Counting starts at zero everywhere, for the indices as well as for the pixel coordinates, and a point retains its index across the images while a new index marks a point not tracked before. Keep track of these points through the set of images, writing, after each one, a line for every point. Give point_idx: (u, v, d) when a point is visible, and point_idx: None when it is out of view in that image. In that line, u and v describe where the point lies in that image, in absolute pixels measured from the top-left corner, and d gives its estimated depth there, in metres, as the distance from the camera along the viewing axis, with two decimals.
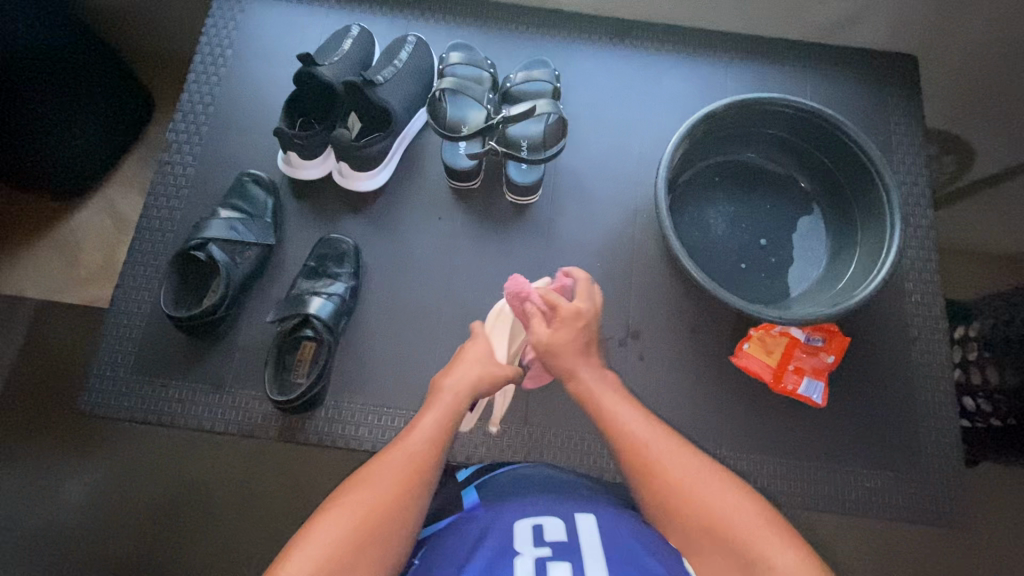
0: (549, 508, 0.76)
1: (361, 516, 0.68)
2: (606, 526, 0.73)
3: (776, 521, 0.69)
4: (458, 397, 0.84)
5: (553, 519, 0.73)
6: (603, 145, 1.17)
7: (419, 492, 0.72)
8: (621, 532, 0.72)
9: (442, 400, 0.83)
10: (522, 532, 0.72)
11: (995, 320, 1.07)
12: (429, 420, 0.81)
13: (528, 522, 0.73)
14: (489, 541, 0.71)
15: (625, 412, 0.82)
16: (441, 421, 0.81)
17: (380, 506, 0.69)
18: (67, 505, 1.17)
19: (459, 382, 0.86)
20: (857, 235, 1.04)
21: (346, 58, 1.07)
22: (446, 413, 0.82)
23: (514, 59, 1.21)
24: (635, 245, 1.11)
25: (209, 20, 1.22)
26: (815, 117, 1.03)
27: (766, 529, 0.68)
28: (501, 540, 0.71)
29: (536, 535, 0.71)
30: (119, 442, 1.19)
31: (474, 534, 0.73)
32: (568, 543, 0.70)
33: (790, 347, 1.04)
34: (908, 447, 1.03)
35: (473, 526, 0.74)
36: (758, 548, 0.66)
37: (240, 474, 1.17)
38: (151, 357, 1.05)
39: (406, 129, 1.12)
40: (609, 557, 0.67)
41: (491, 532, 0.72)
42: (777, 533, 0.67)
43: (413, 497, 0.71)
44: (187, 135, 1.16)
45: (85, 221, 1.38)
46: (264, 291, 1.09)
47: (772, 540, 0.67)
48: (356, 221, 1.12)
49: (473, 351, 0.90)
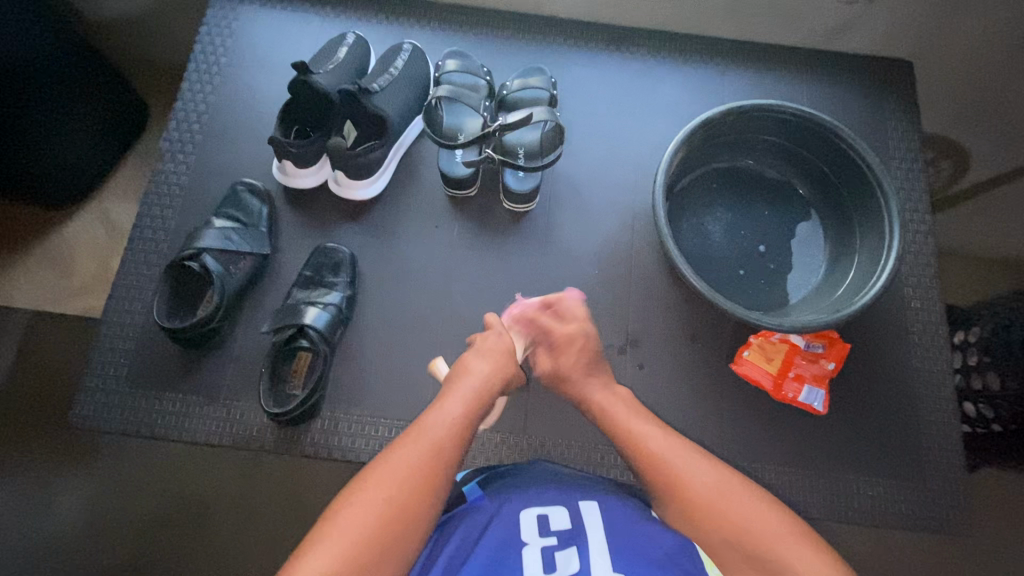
0: (554, 499, 0.75)
1: (385, 508, 0.66)
2: (612, 518, 0.73)
3: (808, 537, 0.65)
4: (480, 388, 0.83)
5: (558, 513, 0.73)
6: (600, 152, 1.16)
7: (442, 485, 0.70)
8: (627, 523, 0.73)
9: (466, 388, 0.82)
10: (530, 527, 0.72)
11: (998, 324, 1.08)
12: (450, 407, 0.79)
13: (534, 515, 0.73)
14: (495, 532, 0.71)
15: (645, 428, 0.79)
16: (467, 408, 0.80)
17: (405, 498, 0.67)
18: (59, 518, 1.15)
19: (481, 373, 0.85)
20: (856, 242, 1.03)
21: (341, 66, 1.07)
22: (471, 399, 0.81)
23: (511, 66, 1.20)
24: (634, 253, 1.10)
25: (203, 28, 1.21)
26: (812, 123, 1.02)
27: (799, 546, 0.64)
28: (509, 535, 0.71)
29: (542, 525, 0.72)
30: (112, 456, 1.17)
31: (480, 529, 0.73)
32: (574, 539, 0.70)
33: (790, 355, 1.04)
34: (911, 453, 1.02)
35: (480, 522, 0.73)
36: (791, 565, 0.63)
37: (237, 485, 1.15)
38: (144, 369, 1.04)
39: (402, 137, 1.11)
40: (615, 549, 0.69)
41: (497, 528, 0.72)
42: (808, 550, 0.64)
43: (437, 491, 0.70)
44: (181, 143, 1.15)
45: (78, 230, 1.37)
46: (258, 301, 1.08)
47: (805, 558, 0.63)
48: (351, 230, 1.11)
49: (493, 344, 0.90)
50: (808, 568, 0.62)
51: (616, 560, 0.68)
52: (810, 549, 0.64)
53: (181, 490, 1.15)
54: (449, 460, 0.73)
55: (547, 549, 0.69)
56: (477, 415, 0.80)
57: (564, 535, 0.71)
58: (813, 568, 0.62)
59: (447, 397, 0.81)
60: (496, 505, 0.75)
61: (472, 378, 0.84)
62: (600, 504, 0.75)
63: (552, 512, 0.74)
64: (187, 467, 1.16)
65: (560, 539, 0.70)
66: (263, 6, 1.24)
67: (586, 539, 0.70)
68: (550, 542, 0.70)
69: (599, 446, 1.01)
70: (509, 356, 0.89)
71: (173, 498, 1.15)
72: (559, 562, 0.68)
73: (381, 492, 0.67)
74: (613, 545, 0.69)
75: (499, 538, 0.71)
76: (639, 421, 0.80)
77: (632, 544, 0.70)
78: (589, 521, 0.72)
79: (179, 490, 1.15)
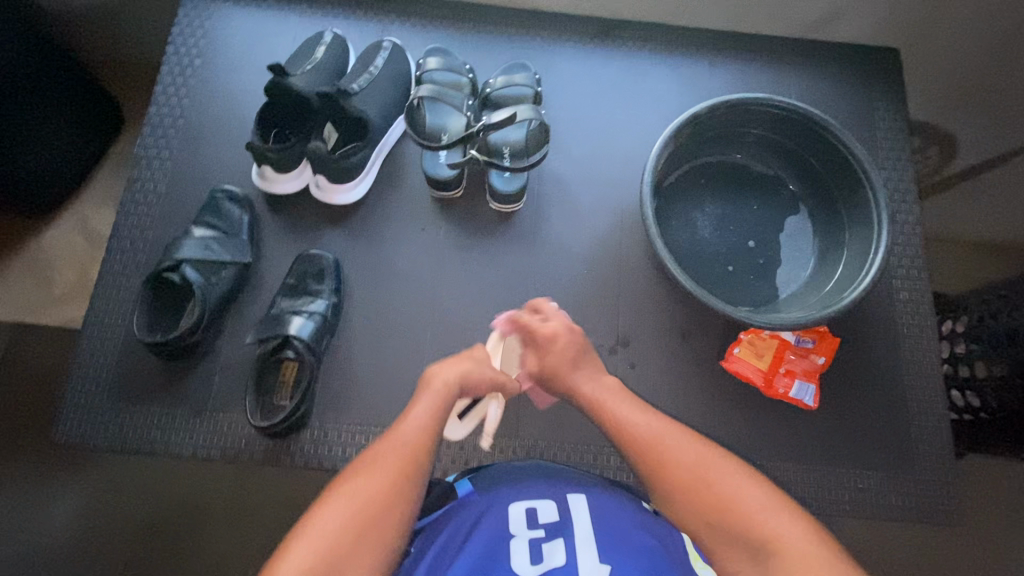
0: (543, 491, 0.74)
1: (351, 519, 0.64)
2: (600, 510, 0.71)
3: (786, 504, 0.66)
4: (449, 389, 0.81)
5: (547, 505, 0.72)
6: (588, 149, 1.14)
7: (411, 491, 0.69)
8: (616, 515, 0.71)
9: (435, 390, 0.80)
10: (517, 520, 0.70)
11: (988, 316, 1.06)
12: (420, 411, 0.78)
13: (522, 508, 0.72)
14: (485, 526, 0.70)
15: (633, 413, 0.78)
16: (435, 412, 0.78)
17: (376, 504, 0.66)
18: (46, 536, 1.12)
19: (444, 377, 0.82)
20: (845, 235, 1.03)
21: (320, 66, 1.04)
22: (439, 403, 0.79)
23: (494, 62, 1.18)
24: (623, 250, 1.09)
25: (175, 28, 1.18)
26: (800, 116, 1.01)
27: (778, 511, 0.65)
28: (497, 529, 0.69)
29: (530, 518, 0.71)
30: (98, 472, 1.14)
31: (470, 522, 0.71)
32: (562, 530, 0.69)
33: (781, 350, 1.03)
34: (902, 445, 1.02)
35: (470, 515, 0.72)
36: (768, 528, 0.63)
37: (229, 496, 1.13)
38: (127, 383, 1.01)
39: (384, 138, 1.09)
40: (603, 541, 0.67)
41: (486, 523, 0.70)
42: (786, 515, 0.64)
43: (406, 499, 0.68)
44: (157, 149, 1.12)
45: (58, 238, 1.31)
46: (242, 311, 1.05)
47: (785, 524, 0.63)
48: (335, 235, 1.08)
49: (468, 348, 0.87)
50: (787, 531, 0.63)
51: (603, 551, 0.66)
52: (789, 514, 0.64)
53: (169, 505, 1.12)
54: (417, 465, 0.71)
55: (532, 542, 0.68)
56: (442, 418, 0.79)
57: (551, 527, 0.69)
58: (791, 531, 0.63)
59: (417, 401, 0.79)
60: (486, 497, 0.74)
61: (438, 381, 0.81)
62: (589, 496, 0.74)
63: (541, 505, 0.72)
64: (175, 482, 1.14)
65: (546, 531, 0.69)
66: (237, 4, 1.21)
67: (573, 531, 0.68)
68: (537, 534, 0.69)
69: (593, 448, 1.00)
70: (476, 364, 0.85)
71: (161, 513, 1.12)
72: (545, 553, 0.66)
73: (347, 502, 0.65)
74: (599, 537, 0.67)
75: (487, 533, 0.69)
76: (632, 410, 0.79)
77: (620, 535, 0.68)
78: (577, 513, 0.71)
79: (170, 502, 1.13)
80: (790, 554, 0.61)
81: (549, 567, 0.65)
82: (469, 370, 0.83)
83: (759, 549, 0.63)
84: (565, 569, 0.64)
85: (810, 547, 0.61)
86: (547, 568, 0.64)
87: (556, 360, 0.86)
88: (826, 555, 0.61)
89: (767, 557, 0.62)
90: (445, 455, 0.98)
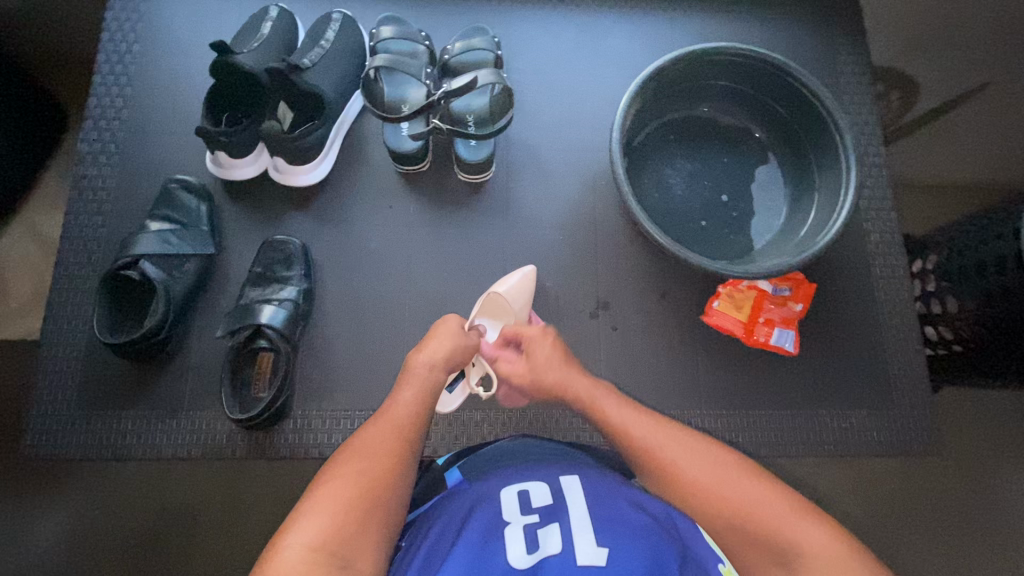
0: (535, 474, 0.73)
1: (344, 507, 0.62)
2: (593, 490, 0.70)
3: (805, 508, 0.65)
4: (435, 371, 0.80)
5: (540, 489, 0.70)
6: (555, 112, 1.12)
7: (406, 470, 0.68)
8: (610, 496, 0.69)
9: (419, 375, 0.79)
10: (511, 506, 0.68)
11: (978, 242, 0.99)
12: (405, 398, 0.76)
13: (514, 493, 0.70)
14: (478, 514, 0.67)
15: (630, 417, 0.76)
16: (421, 396, 0.77)
17: (369, 489, 0.64)
18: (20, 560, 1.04)
19: (425, 361, 0.80)
20: (815, 180, 1.03)
21: (267, 43, 0.98)
22: (423, 387, 0.78)
23: (451, 29, 1.14)
24: (596, 212, 1.08)
25: (108, 14, 1.11)
26: (762, 63, 1.00)
27: (797, 518, 0.64)
28: (491, 517, 0.67)
29: (523, 503, 0.69)
30: (70, 484, 1.06)
31: (466, 511, 0.69)
32: (556, 514, 0.67)
33: (759, 300, 1.04)
34: (881, 384, 1.04)
35: (464, 504, 0.70)
36: (794, 540, 0.62)
37: (219, 495, 1.05)
38: (95, 389, 0.98)
39: (343, 114, 1.05)
40: (597, 522, 0.65)
41: (481, 511, 0.68)
42: (807, 521, 0.63)
43: (402, 483, 0.67)
44: (101, 144, 1.06)
45: (5, 248, 1.21)
46: (210, 303, 1.02)
47: (802, 527, 0.63)
48: (300, 219, 1.05)
49: (446, 326, 0.85)
50: (808, 538, 0.62)
51: (600, 534, 0.64)
52: (811, 519, 0.63)
53: (154, 507, 1.05)
54: (410, 444, 0.71)
55: (528, 529, 0.66)
56: (431, 402, 0.78)
57: (545, 511, 0.67)
58: (815, 540, 0.62)
59: (401, 388, 0.78)
60: (477, 486, 0.72)
61: (421, 360, 0.80)
62: (582, 476, 0.72)
63: (535, 488, 0.71)
64: (160, 483, 1.05)
65: (541, 516, 0.67)
66: None
67: (567, 513, 0.66)
68: (531, 520, 0.67)
69: (582, 412, 1.00)
70: (461, 342, 0.84)
71: (146, 518, 1.05)
72: (541, 540, 0.64)
73: (347, 483, 0.64)
74: (595, 520, 0.65)
75: (478, 522, 0.66)
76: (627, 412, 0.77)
77: (616, 517, 0.66)
78: (571, 497, 0.69)
79: (156, 505, 1.05)
80: (818, 564, 0.60)
81: (544, 555, 0.62)
82: (456, 349, 0.83)
83: (786, 557, 0.62)
84: (560, 556, 0.62)
85: (832, 551, 0.61)
86: (543, 556, 0.62)
87: (558, 341, 0.87)
88: (847, 557, 0.60)
89: (795, 566, 0.62)
90: (433, 432, 0.98)
